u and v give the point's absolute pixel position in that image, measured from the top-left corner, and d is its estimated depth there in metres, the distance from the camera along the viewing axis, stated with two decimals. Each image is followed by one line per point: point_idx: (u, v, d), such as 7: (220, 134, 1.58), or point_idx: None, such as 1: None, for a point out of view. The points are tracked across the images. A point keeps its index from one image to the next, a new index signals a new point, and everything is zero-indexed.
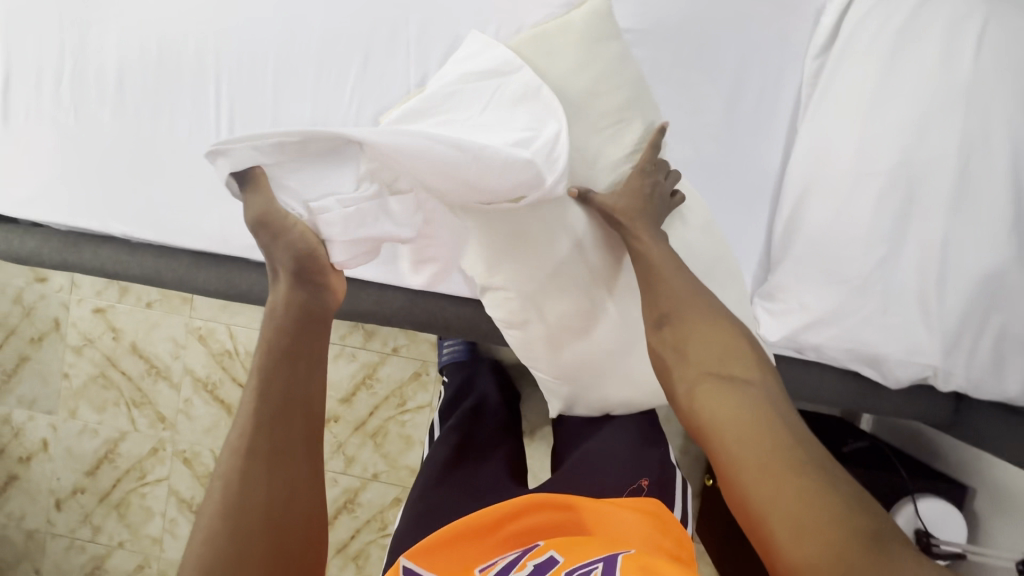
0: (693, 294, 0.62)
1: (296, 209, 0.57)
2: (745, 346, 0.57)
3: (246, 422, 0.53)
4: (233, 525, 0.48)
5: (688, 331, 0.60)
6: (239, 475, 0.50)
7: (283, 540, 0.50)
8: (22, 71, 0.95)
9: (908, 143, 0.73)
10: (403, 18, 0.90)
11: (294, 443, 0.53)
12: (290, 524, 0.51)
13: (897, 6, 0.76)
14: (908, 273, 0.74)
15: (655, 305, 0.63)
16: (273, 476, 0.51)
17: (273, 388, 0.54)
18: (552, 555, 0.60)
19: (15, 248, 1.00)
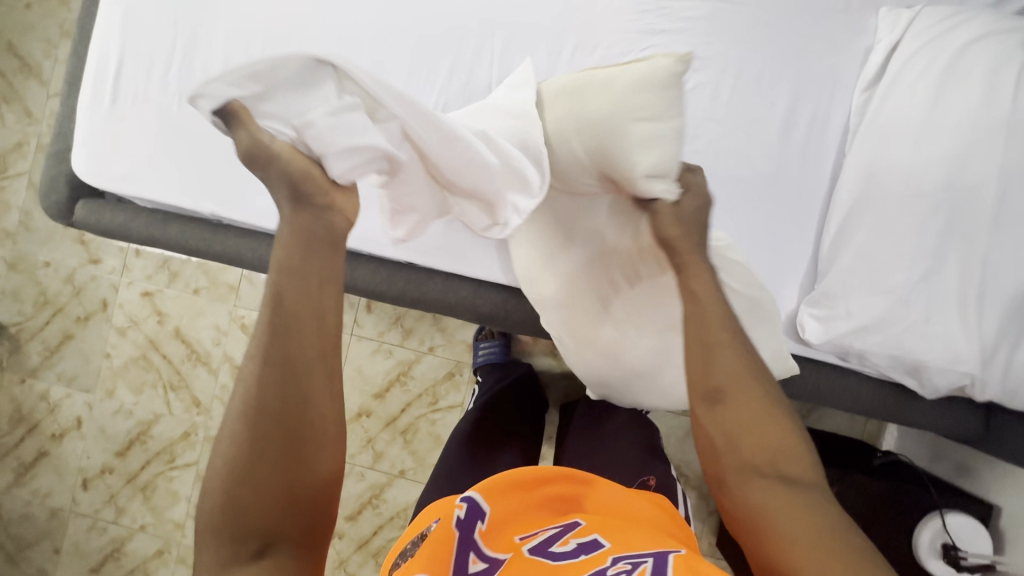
0: (751, 374, 0.60)
1: (282, 133, 0.60)
2: (795, 432, 0.59)
3: (261, 329, 0.53)
4: (254, 427, 0.50)
5: (740, 413, 0.59)
6: (256, 380, 0.51)
7: (297, 447, 0.50)
8: (135, 59, 1.04)
9: (953, 168, 0.81)
10: (489, 34, 1.00)
11: (307, 348, 0.53)
12: (307, 433, 0.51)
13: (941, 48, 0.85)
14: (951, 287, 0.81)
15: (711, 377, 0.61)
16: (283, 382, 0.51)
17: (286, 298, 0.53)
18: (597, 538, 0.62)
19: (105, 221, 1.07)
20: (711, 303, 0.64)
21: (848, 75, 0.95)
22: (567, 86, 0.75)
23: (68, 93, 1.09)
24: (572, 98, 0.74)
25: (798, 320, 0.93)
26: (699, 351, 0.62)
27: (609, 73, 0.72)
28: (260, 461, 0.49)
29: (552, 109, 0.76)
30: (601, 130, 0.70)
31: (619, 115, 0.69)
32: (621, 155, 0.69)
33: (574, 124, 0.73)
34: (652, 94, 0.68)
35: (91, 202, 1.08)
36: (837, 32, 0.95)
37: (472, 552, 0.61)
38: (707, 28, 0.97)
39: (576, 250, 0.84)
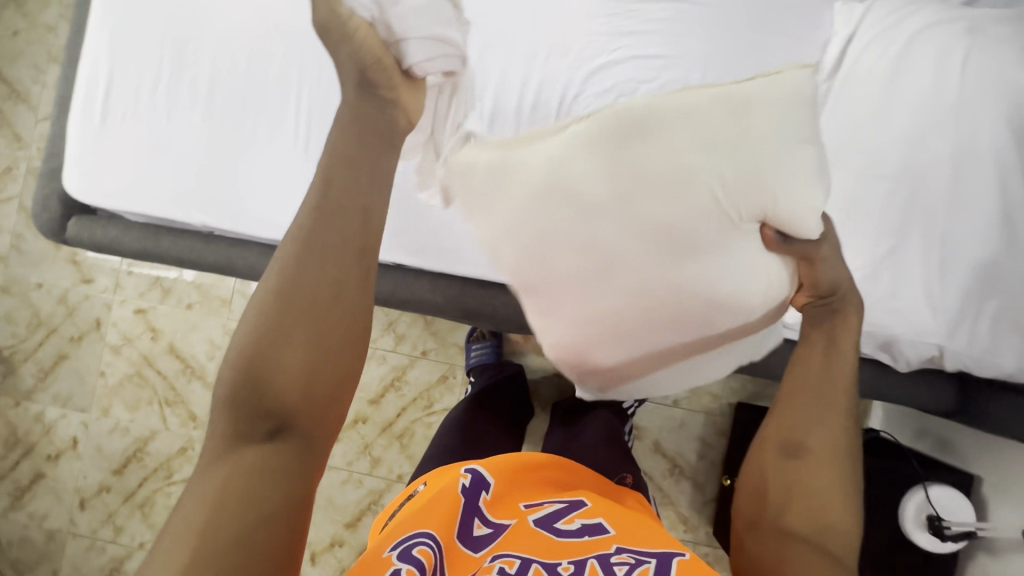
0: (841, 449, 0.62)
1: (363, 8, 0.59)
2: (852, 514, 0.60)
3: (309, 212, 0.54)
4: (285, 301, 0.53)
5: (806, 477, 0.61)
6: (296, 262, 0.53)
7: (324, 330, 0.53)
8: (123, 79, 1.08)
9: (907, 151, 0.86)
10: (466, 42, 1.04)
11: (343, 239, 0.54)
12: (331, 325, 0.53)
13: (892, 39, 0.90)
14: (914, 263, 0.85)
15: (799, 432, 0.63)
16: (323, 277, 0.53)
17: (333, 191, 0.55)
18: (602, 523, 0.65)
19: (97, 236, 1.10)
20: (835, 377, 0.64)
21: None
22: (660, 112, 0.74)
23: (58, 113, 1.12)
24: (688, 132, 0.71)
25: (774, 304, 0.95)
26: (800, 404, 0.64)
27: (688, 100, 0.74)
28: (279, 345, 0.52)
29: (659, 158, 0.72)
30: (742, 165, 0.69)
31: (750, 147, 0.68)
32: (778, 186, 0.68)
33: (701, 154, 0.70)
34: (807, 113, 0.68)
35: (83, 219, 1.10)
36: (797, 27, 1.01)
37: (477, 517, 0.66)
38: (674, 29, 1.01)
39: (612, 270, 0.78)
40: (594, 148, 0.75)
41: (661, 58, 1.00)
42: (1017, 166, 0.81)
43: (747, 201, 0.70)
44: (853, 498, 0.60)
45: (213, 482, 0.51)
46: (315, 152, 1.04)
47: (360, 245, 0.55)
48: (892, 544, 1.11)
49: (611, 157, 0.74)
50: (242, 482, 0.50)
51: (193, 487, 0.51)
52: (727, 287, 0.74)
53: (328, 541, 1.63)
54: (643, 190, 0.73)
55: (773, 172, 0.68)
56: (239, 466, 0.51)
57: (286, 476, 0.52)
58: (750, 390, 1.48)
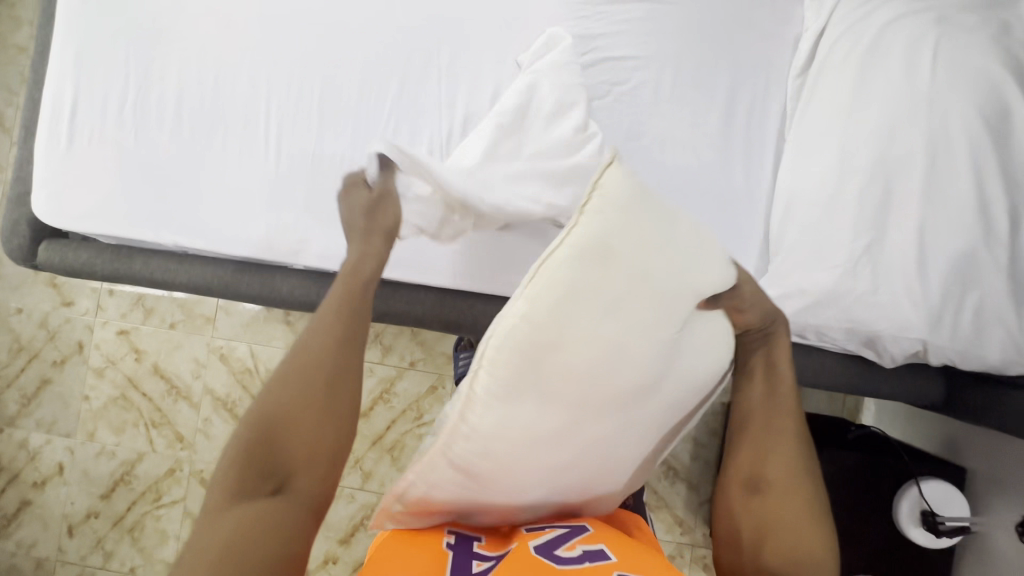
0: (803, 477, 0.60)
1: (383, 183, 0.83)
2: (827, 545, 0.58)
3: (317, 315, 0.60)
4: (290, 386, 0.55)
5: (777, 511, 0.59)
6: (301, 350, 0.57)
7: (329, 413, 0.55)
8: (88, 99, 1.06)
9: (882, 144, 0.85)
10: (436, 50, 1.03)
11: (340, 327, 0.59)
12: (335, 404, 0.56)
13: (862, 31, 0.89)
14: (893, 256, 0.84)
15: (758, 466, 0.62)
16: (331, 353, 0.57)
17: (337, 295, 0.62)
18: (604, 549, 0.59)
19: (68, 260, 1.07)
20: (778, 405, 0.64)
21: (781, 62, 0.99)
22: (562, 295, 0.51)
23: (25, 136, 1.10)
24: (604, 303, 0.52)
25: None
26: (755, 438, 0.63)
27: (566, 275, 0.51)
28: (294, 413, 0.54)
29: (583, 355, 0.52)
30: (659, 277, 0.55)
31: (648, 267, 0.54)
32: (689, 273, 0.57)
33: (632, 313, 0.53)
34: (660, 212, 0.57)
35: (53, 243, 1.09)
36: (768, 23, 1.00)
37: (471, 555, 0.59)
38: (644, 29, 1.00)
39: (596, 410, 0.55)
40: (505, 408, 0.52)
41: (631, 60, 1.00)
42: (990, 157, 0.81)
43: (679, 307, 0.56)
44: (828, 526, 0.59)
45: (218, 535, 0.48)
46: (285, 166, 1.03)
47: (355, 333, 0.60)
48: (888, 541, 1.10)
49: (540, 350, 0.51)
50: (244, 537, 0.48)
51: (191, 547, 0.48)
52: (693, 375, 0.60)
53: (321, 558, 1.60)
54: (577, 418, 0.54)
55: (665, 266, 0.55)
56: (243, 522, 0.49)
57: (288, 535, 0.50)
58: None
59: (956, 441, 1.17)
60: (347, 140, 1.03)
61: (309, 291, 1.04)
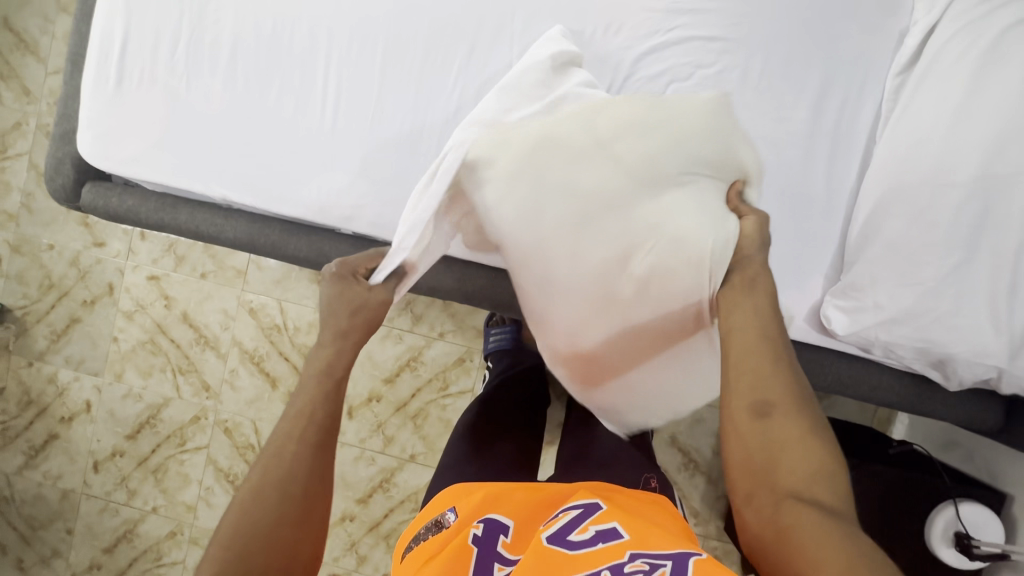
0: (798, 390, 0.57)
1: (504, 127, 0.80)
2: (835, 456, 0.54)
3: (298, 410, 0.63)
4: (277, 487, 0.57)
5: (781, 431, 0.54)
6: (280, 456, 0.59)
7: (310, 505, 0.58)
8: (140, 39, 1.01)
9: (989, 158, 0.79)
10: (510, 14, 0.96)
11: (309, 433, 0.61)
12: (316, 495, 0.59)
13: (982, 31, 0.82)
14: (983, 277, 0.80)
15: (761, 389, 0.57)
16: (302, 456, 0.60)
17: (303, 397, 0.64)
18: (616, 527, 0.58)
19: (113, 205, 1.04)
20: (762, 325, 0.61)
21: (880, 57, 0.92)
22: (562, 150, 0.77)
23: (71, 71, 1.05)
24: (641, 126, 0.78)
25: (823, 312, 0.91)
26: (752, 362, 0.58)
27: (628, 107, 0.79)
28: (273, 521, 0.56)
29: (603, 123, 0.78)
30: (655, 156, 0.77)
31: (651, 144, 0.77)
32: (697, 166, 0.77)
33: (618, 181, 0.77)
34: (707, 101, 0.80)
35: (97, 186, 1.05)
36: (872, 13, 0.92)
37: (493, 560, 0.60)
38: (735, 9, 0.93)
39: (586, 175, 0.77)
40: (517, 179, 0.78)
41: (720, 41, 0.93)
42: None
43: (661, 190, 0.77)
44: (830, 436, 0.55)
45: None
46: (342, 126, 0.98)
47: (327, 433, 0.62)
48: (914, 557, 1.09)
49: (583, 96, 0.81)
50: None
51: None
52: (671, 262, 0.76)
53: (338, 514, 1.58)
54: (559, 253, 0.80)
55: (699, 141, 0.77)
56: None
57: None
58: None
59: (994, 463, 1.16)
60: (410, 104, 0.97)
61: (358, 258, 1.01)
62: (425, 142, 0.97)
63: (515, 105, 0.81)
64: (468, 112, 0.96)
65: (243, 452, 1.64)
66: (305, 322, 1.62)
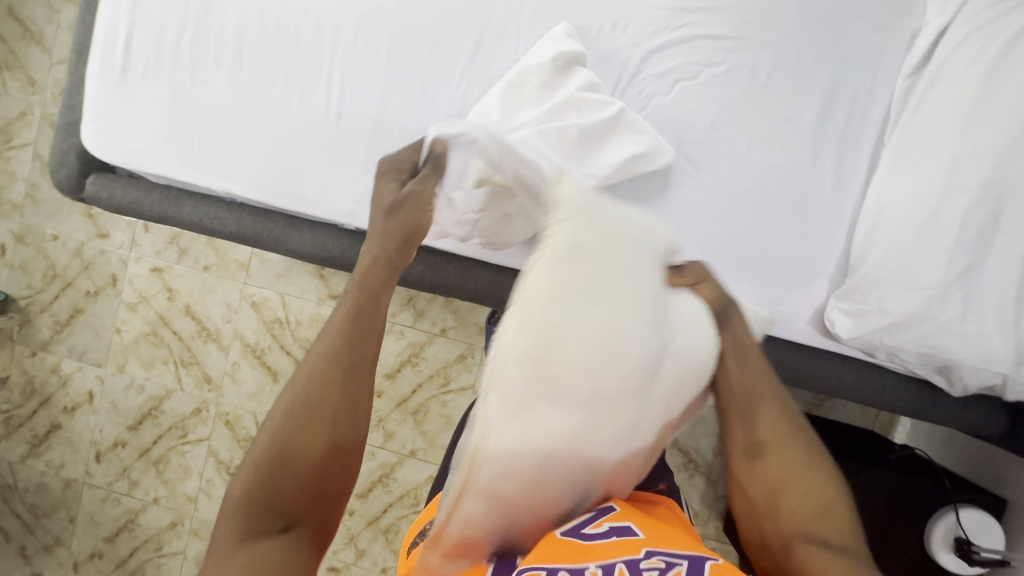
0: (793, 429, 0.59)
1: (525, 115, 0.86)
2: (834, 486, 0.57)
3: (330, 332, 0.60)
4: (305, 410, 0.55)
5: (781, 469, 0.57)
6: (309, 377, 0.57)
7: (337, 432, 0.55)
8: (145, 30, 1.01)
9: (1000, 163, 0.78)
10: (517, 9, 0.95)
11: (337, 361, 0.58)
12: (343, 424, 0.56)
13: (995, 33, 0.80)
14: (991, 283, 0.79)
15: (757, 434, 0.59)
16: (330, 382, 0.57)
17: (339, 316, 0.61)
18: (630, 525, 0.54)
19: (117, 197, 1.04)
20: (752, 370, 0.60)
21: (891, 59, 0.91)
22: (523, 400, 0.43)
23: (76, 62, 1.05)
24: (595, 328, 0.44)
25: (827, 315, 0.91)
26: (746, 410, 0.59)
27: (546, 278, 0.45)
28: (295, 444, 0.54)
29: (568, 365, 0.44)
30: (626, 343, 0.45)
31: (614, 301, 0.46)
32: (647, 236, 0.52)
33: (616, 392, 0.46)
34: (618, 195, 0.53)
35: (101, 177, 1.05)
36: (883, 13, 0.91)
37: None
38: (744, 7, 0.92)
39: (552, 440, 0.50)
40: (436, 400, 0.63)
41: (728, 40, 0.92)
42: None
43: (657, 369, 0.48)
44: (829, 468, 0.58)
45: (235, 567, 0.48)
46: (346, 121, 0.98)
47: (354, 363, 0.59)
48: (914, 562, 1.09)
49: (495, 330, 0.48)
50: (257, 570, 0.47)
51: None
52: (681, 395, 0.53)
53: None
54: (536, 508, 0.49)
55: (623, 219, 0.50)
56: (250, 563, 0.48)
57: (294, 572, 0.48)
58: None
59: (996, 469, 1.15)
60: (414, 100, 0.97)
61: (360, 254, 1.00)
62: None
63: (524, 107, 0.87)
64: (473, 108, 0.96)
65: (244, 444, 1.64)
66: (307, 316, 1.62)
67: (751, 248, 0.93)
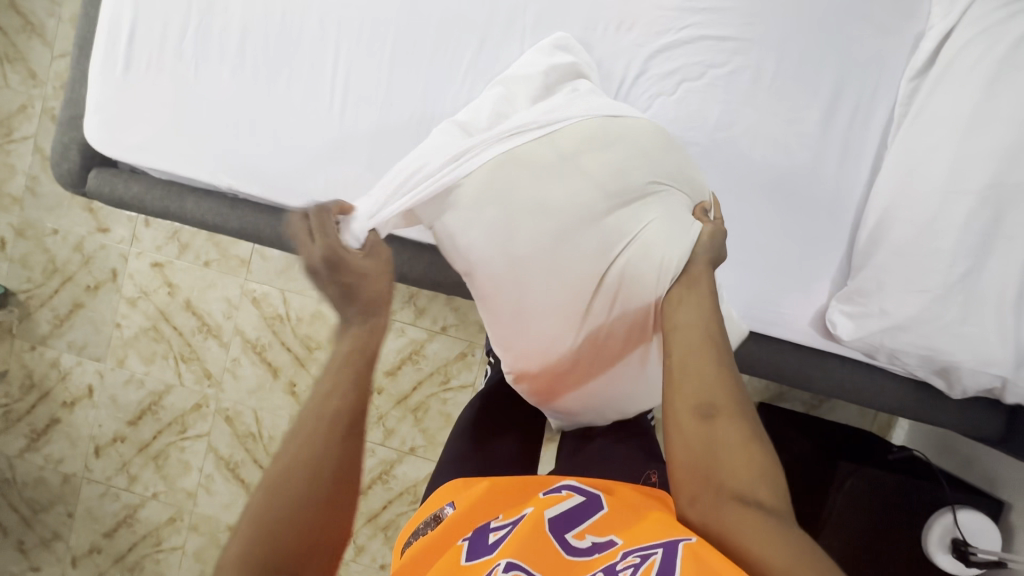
0: (740, 397, 0.60)
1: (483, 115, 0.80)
2: (769, 453, 0.56)
3: (324, 390, 0.55)
4: (309, 473, 0.51)
5: (724, 431, 0.57)
6: (308, 445, 0.52)
7: (339, 494, 0.52)
8: (149, 26, 1.01)
9: (1002, 167, 0.78)
10: (522, 8, 0.95)
11: (338, 420, 0.54)
12: (345, 485, 0.53)
13: (1000, 36, 0.81)
14: (990, 287, 0.79)
15: (704, 393, 0.59)
16: (331, 445, 0.53)
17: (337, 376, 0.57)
18: (613, 538, 0.56)
19: (118, 192, 1.04)
20: (705, 325, 0.65)
21: (894, 61, 0.91)
22: (532, 165, 0.71)
23: (78, 56, 1.05)
24: (599, 138, 0.74)
25: (829, 317, 0.91)
26: (693, 367, 0.61)
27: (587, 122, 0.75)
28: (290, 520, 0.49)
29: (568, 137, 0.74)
30: (613, 163, 0.73)
31: (617, 150, 0.74)
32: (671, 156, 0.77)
33: (585, 202, 0.72)
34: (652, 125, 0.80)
35: (103, 172, 1.05)
36: (887, 17, 0.91)
37: (487, 530, 0.58)
38: (749, 8, 0.92)
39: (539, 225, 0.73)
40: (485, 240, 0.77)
41: (731, 41, 0.92)
42: None
43: (629, 201, 0.74)
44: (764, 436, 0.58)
45: None
46: (350, 117, 0.98)
47: (358, 419, 0.55)
48: (909, 562, 1.10)
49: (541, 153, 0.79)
50: None
51: None
52: (637, 262, 0.73)
53: None
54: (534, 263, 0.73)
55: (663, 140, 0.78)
56: None
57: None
58: (777, 390, 1.38)
59: (992, 470, 1.16)
60: (418, 98, 0.97)
61: None
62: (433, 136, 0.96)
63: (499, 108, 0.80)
64: None
65: (244, 440, 1.64)
66: (308, 313, 1.61)
67: (753, 250, 0.93)
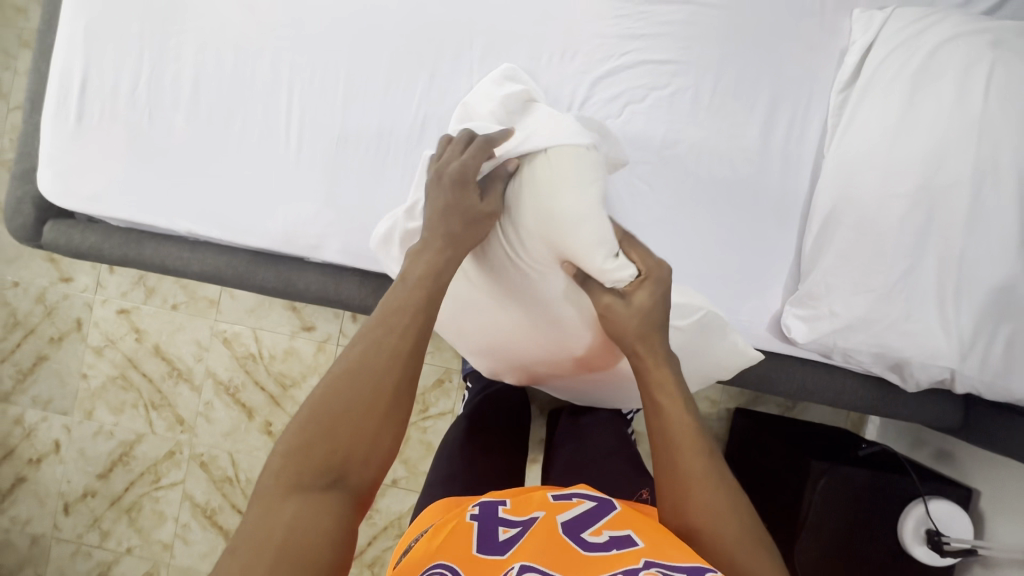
0: (725, 506, 0.57)
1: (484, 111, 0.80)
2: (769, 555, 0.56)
3: (390, 305, 0.62)
4: (373, 376, 0.57)
5: (716, 546, 0.56)
6: (369, 349, 0.58)
7: (391, 404, 0.57)
8: (100, 77, 1.01)
9: (928, 171, 0.82)
10: (469, 42, 0.99)
11: (401, 343, 0.59)
12: (400, 396, 0.57)
13: (913, 51, 0.86)
14: (929, 284, 0.83)
15: (682, 511, 0.58)
16: (390, 357, 0.58)
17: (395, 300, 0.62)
18: (631, 535, 0.56)
19: (76, 242, 1.03)
20: (669, 426, 0.61)
21: (824, 75, 0.97)
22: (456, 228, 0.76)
23: (30, 109, 1.05)
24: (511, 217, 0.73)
25: (784, 321, 0.94)
26: (666, 477, 0.60)
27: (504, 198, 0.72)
28: (349, 410, 0.55)
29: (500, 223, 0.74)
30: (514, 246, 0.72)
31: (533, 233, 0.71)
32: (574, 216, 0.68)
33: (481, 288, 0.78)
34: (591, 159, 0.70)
35: (60, 223, 1.04)
36: (813, 36, 0.97)
37: (497, 524, 0.59)
38: (685, 33, 0.97)
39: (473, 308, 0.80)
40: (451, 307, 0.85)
41: (672, 63, 0.97)
42: None
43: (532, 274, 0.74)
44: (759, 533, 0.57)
45: (283, 517, 0.50)
46: (306, 156, 0.99)
47: (416, 343, 0.60)
48: (887, 556, 1.11)
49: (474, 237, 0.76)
50: (298, 529, 0.50)
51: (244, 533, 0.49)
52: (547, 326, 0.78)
53: None
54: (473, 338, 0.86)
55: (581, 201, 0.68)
56: (300, 510, 0.51)
57: (335, 527, 0.51)
58: (751, 394, 1.41)
59: (957, 459, 1.20)
60: (373, 133, 0.99)
61: (325, 286, 1.01)
62: (390, 171, 0.98)
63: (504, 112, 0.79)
64: (431, 140, 0.98)
65: (221, 486, 1.60)
66: (280, 350, 1.60)
67: (708, 261, 0.96)
